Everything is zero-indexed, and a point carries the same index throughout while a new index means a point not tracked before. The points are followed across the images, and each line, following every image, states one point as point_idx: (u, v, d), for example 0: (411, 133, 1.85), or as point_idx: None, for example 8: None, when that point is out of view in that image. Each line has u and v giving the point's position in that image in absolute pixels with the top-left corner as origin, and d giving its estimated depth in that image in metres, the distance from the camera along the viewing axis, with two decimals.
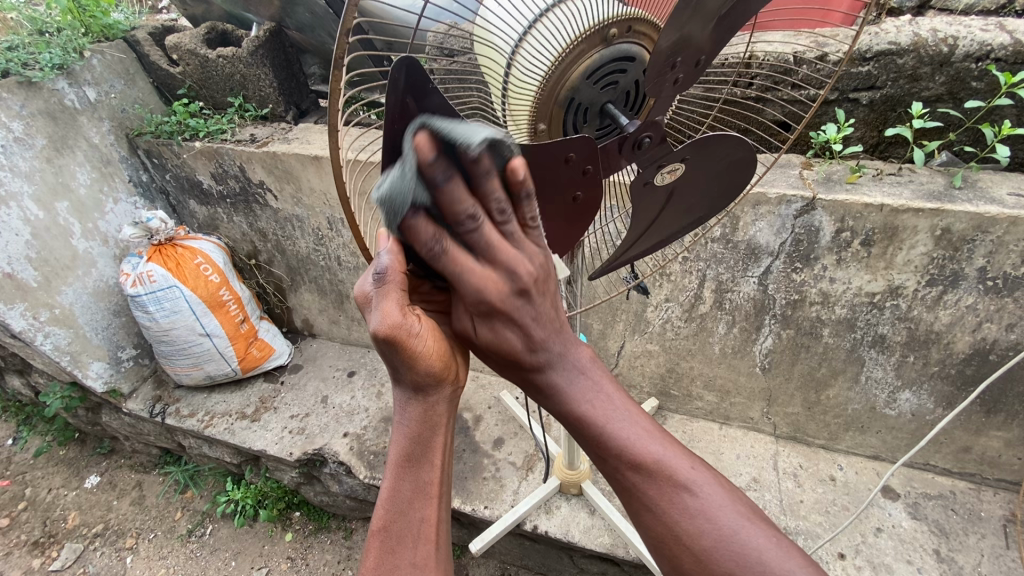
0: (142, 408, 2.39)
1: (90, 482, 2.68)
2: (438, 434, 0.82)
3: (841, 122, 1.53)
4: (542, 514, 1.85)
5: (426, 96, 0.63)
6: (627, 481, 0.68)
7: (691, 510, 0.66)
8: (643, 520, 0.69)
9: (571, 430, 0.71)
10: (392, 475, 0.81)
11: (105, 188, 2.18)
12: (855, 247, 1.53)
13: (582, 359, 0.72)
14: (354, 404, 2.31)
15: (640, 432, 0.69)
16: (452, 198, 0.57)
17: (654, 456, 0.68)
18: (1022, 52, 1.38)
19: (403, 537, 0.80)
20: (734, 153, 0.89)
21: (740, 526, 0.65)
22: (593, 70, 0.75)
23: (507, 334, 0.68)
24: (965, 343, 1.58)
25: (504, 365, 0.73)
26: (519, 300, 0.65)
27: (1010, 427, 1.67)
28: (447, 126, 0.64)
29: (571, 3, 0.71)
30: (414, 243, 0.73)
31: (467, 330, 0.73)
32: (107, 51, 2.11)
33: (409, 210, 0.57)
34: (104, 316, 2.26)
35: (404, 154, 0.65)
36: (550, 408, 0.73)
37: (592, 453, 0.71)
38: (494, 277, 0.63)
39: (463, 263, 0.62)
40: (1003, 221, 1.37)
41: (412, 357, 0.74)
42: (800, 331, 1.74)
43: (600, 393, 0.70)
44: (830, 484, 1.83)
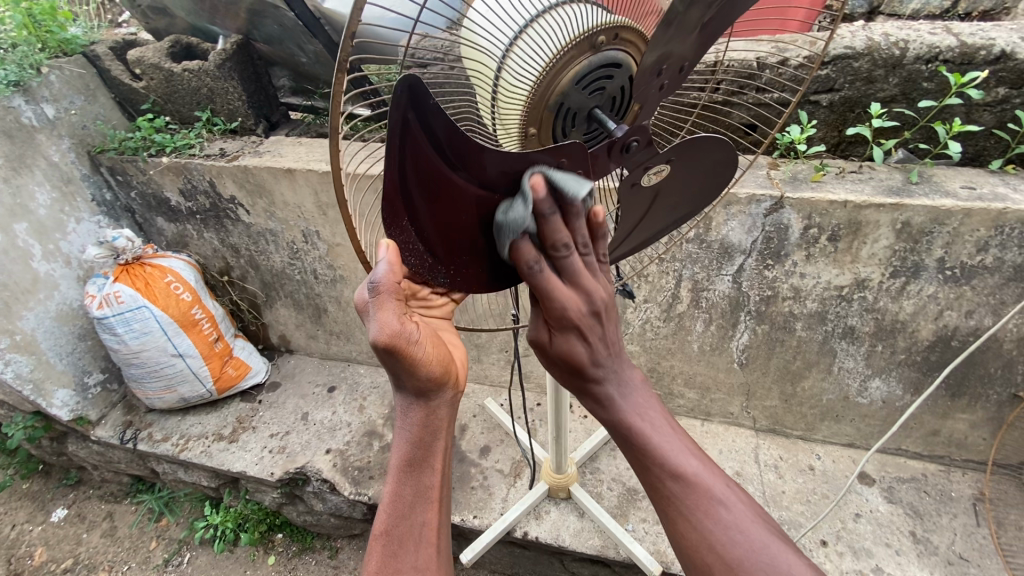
0: (112, 434, 2.30)
1: (57, 516, 2.56)
2: (438, 438, 0.82)
3: (804, 123, 1.59)
4: (532, 520, 1.85)
5: (426, 108, 0.62)
6: (665, 490, 0.73)
7: (726, 523, 0.71)
8: (677, 528, 0.73)
9: (618, 440, 0.76)
10: (393, 480, 0.82)
11: (66, 208, 2.11)
12: (822, 243, 1.59)
13: (634, 378, 0.78)
14: (336, 419, 2.26)
15: (681, 447, 0.75)
16: (552, 228, 0.64)
17: (694, 469, 0.73)
18: (968, 54, 1.46)
19: (405, 542, 0.80)
20: (718, 154, 0.92)
21: (769, 540, 0.71)
22: (582, 76, 0.77)
23: (577, 344, 0.72)
24: (929, 330, 1.65)
25: (568, 377, 0.77)
26: (592, 319, 0.71)
27: (973, 409, 1.75)
28: (445, 137, 0.65)
29: (560, 10, 0.72)
30: (412, 252, 0.74)
31: (539, 341, 0.75)
32: (66, 67, 2.05)
33: (518, 233, 0.66)
34: (69, 340, 2.17)
35: (405, 170, 0.66)
36: (603, 419, 0.77)
37: (635, 464, 0.76)
38: (575, 299, 0.69)
39: (552, 279, 0.68)
40: (959, 213, 1.45)
41: (412, 366, 0.74)
42: (774, 326, 1.79)
43: (648, 411, 0.76)
44: (810, 474, 1.89)
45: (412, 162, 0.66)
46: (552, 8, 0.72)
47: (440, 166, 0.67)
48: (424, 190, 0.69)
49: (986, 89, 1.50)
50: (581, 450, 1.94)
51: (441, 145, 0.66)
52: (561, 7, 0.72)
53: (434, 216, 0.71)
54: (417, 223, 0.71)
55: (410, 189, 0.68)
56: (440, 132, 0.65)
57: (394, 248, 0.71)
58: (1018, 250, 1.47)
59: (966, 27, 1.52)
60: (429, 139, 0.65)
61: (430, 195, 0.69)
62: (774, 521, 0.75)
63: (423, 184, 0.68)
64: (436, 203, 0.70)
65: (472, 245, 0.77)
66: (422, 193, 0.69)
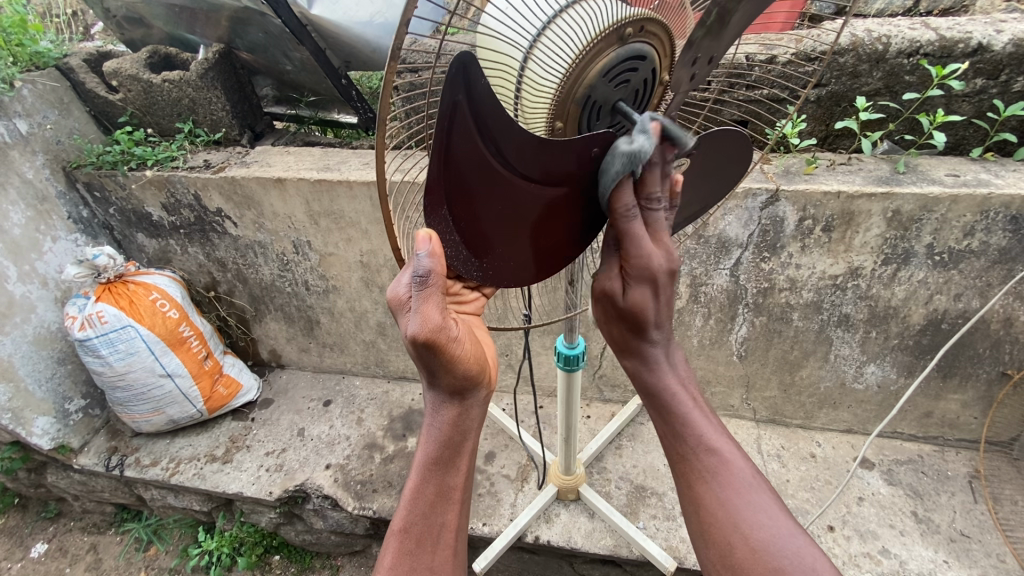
0: (97, 462, 2.20)
1: (37, 552, 2.44)
2: (466, 441, 0.83)
3: (794, 118, 1.63)
4: (542, 524, 1.83)
5: (480, 91, 0.63)
6: (698, 460, 0.88)
7: (751, 502, 0.85)
8: (702, 498, 0.87)
9: (659, 408, 0.93)
10: (417, 473, 0.82)
11: (41, 227, 2.02)
12: (817, 234, 1.63)
13: (677, 355, 0.95)
14: (334, 434, 2.21)
15: (716, 429, 0.91)
16: (651, 177, 0.73)
17: (724, 450, 0.89)
18: (947, 47, 1.52)
19: (424, 542, 0.81)
20: (735, 146, 0.93)
21: (791, 530, 0.83)
22: (609, 68, 0.76)
23: (648, 299, 0.83)
24: (920, 314, 1.71)
25: (626, 335, 0.91)
26: (666, 276, 0.81)
27: (964, 389, 1.81)
28: (491, 121, 0.65)
29: (587, 2, 0.72)
30: (449, 244, 0.71)
31: (610, 291, 0.85)
32: (38, 80, 1.97)
33: (625, 174, 0.70)
34: (48, 365, 2.08)
35: (451, 153, 0.65)
36: (646, 384, 0.93)
37: (670, 433, 0.91)
38: (658, 253, 0.78)
39: (639, 228, 0.76)
40: (946, 200, 1.50)
41: (452, 361, 0.74)
42: (771, 317, 1.82)
43: (686, 383, 0.94)
44: (812, 461, 1.92)
45: (460, 147, 0.65)
46: (579, 0, 0.72)
47: (482, 152, 0.67)
48: (466, 178, 0.68)
49: (965, 80, 1.56)
50: (588, 450, 1.94)
51: (484, 129, 0.66)
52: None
53: (473, 206, 0.70)
54: (455, 213, 0.70)
55: (454, 175, 0.67)
56: (489, 117, 0.65)
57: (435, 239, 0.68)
58: (1003, 233, 1.53)
59: (943, 21, 1.58)
60: (475, 122, 0.64)
61: (471, 182, 0.68)
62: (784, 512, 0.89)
63: (465, 171, 0.67)
64: (473, 193, 0.70)
65: (506, 237, 0.77)
66: (463, 180, 0.68)
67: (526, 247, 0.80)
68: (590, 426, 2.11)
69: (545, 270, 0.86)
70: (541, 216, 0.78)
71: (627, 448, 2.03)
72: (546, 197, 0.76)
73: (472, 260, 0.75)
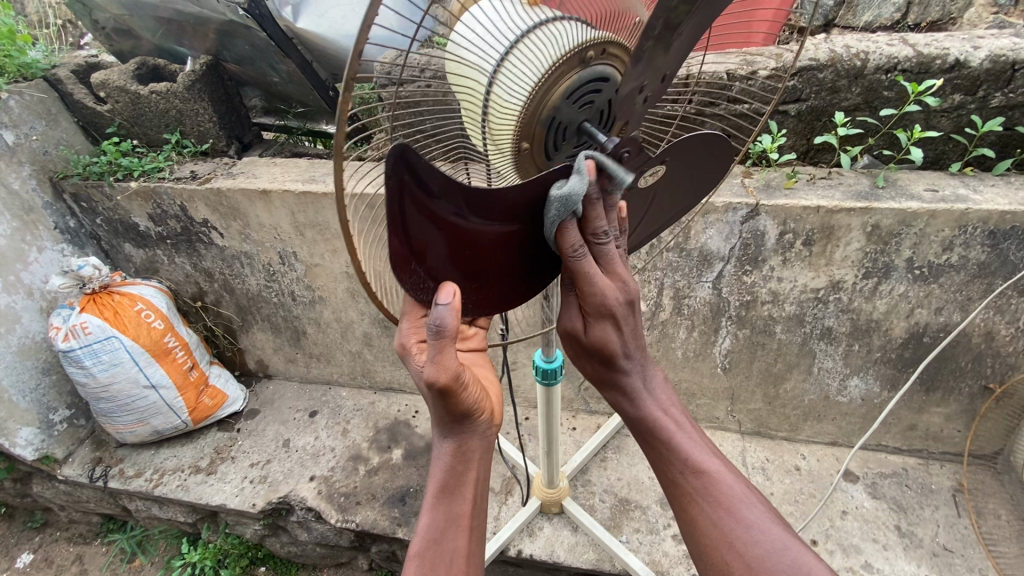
0: (81, 473, 2.19)
1: (22, 562, 2.43)
2: (470, 468, 0.90)
3: (774, 133, 1.64)
4: (525, 537, 1.82)
5: (422, 170, 0.63)
6: (687, 485, 0.89)
7: (745, 519, 0.85)
8: (697, 521, 0.88)
9: (646, 436, 0.93)
10: (429, 507, 0.90)
11: (27, 238, 2.02)
12: (798, 247, 1.63)
13: (658, 376, 0.96)
14: (319, 445, 2.20)
15: (701, 449, 0.92)
16: (594, 214, 0.75)
17: (712, 469, 0.90)
18: (924, 64, 1.53)
19: (438, 564, 0.85)
20: (714, 148, 0.90)
21: (787, 541, 0.83)
22: (573, 91, 0.77)
23: (610, 333, 0.84)
24: (901, 328, 1.71)
25: (600, 366, 0.91)
26: (627, 308, 0.82)
27: (947, 402, 1.81)
28: (440, 188, 0.66)
29: (548, 26, 0.72)
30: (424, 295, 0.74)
31: (574, 329, 0.87)
32: (26, 91, 1.98)
33: (569, 213, 0.72)
34: (32, 376, 2.07)
35: (411, 227, 0.66)
36: (630, 414, 0.93)
37: (659, 460, 0.92)
38: (613, 287, 0.80)
39: (590, 264, 0.77)
40: (924, 215, 1.51)
41: (456, 403, 0.81)
42: (754, 330, 1.82)
43: (668, 407, 0.94)
44: (796, 474, 1.91)
45: (417, 219, 0.66)
46: (542, 23, 0.72)
47: (439, 215, 0.68)
48: (429, 240, 0.69)
49: (943, 95, 1.57)
50: (572, 463, 1.93)
51: (436, 197, 0.66)
52: (550, 23, 0.72)
53: (441, 261, 0.72)
54: (427, 269, 0.71)
55: (417, 242, 0.68)
56: (436, 186, 0.65)
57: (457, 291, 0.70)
58: (981, 248, 1.53)
59: (921, 37, 1.60)
60: (427, 193, 0.65)
61: (435, 242, 0.70)
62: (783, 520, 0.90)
63: (427, 237, 0.68)
64: (439, 250, 0.71)
65: (479, 275, 0.79)
66: (427, 243, 0.69)
67: (503, 277, 0.82)
68: (575, 437, 2.10)
69: (522, 293, 0.88)
70: (513, 249, 0.80)
71: (612, 460, 2.02)
72: (515, 233, 0.77)
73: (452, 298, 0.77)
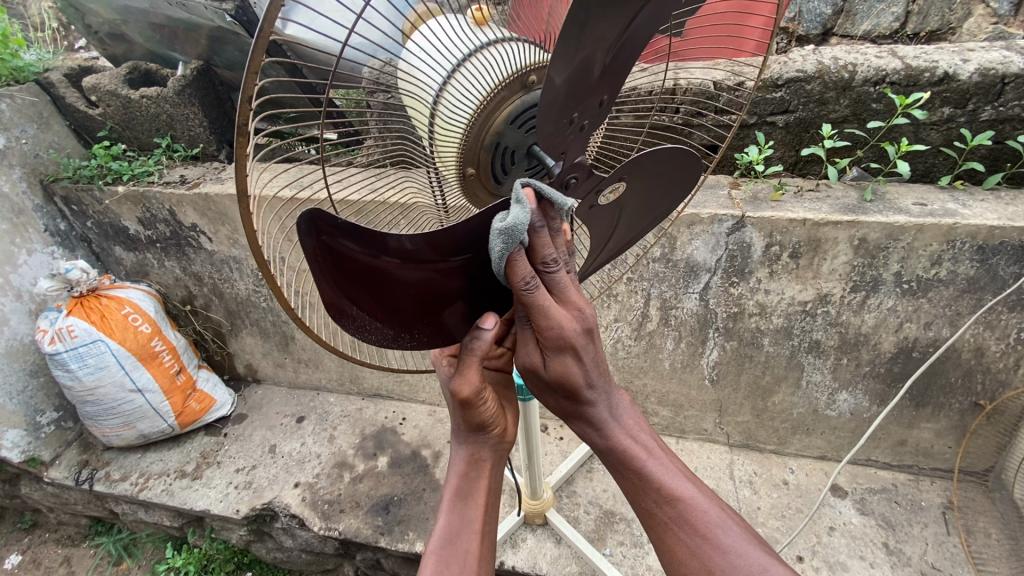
0: (67, 475, 2.19)
1: (10, 563, 2.44)
2: (481, 478, 0.96)
3: (761, 144, 1.63)
4: (508, 548, 1.80)
5: (341, 229, 0.66)
6: (662, 515, 0.85)
7: (723, 546, 0.82)
8: (677, 551, 0.84)
9: (616, 465, 0.88)
10: (445, 511, 0.95)
11: (16, 240, 2.03)
12: (784, 260, 1.62)
13: (622, 399, 0.90)
14: (305, 451, 2.19)
15: (675, 475, 0.87)
16: (542, 242, 0.74)
17: (687, 495, 0.86)
18: (912, 76, 1.52)
19: (451, 564, 0.90)
20: (673, 158, 0.87)
21: (767, 564, 0.81)
22: (515, 115, 0.77)
23: (572, 365, 0.80)
24: (890, 342, 1.69)
25: (563, 399, 0.86)
26: (585, 337, 0.79)
27: (937, 418, 1.78)
28: (365, 239, 0.68)
29: (487, 52, 0.72)
30: (373, 329, 0.79)
31: (531, 365, 0.83)
32: (17, 95, 1.98)
33: (517, 246, 0.70)
34: (20, 378, 2.07)
35: (340, 273, 0.70)
36: (599, 445, 0.89)
37: (631, 492, 0.88)
38: (570, 318, 0.77)
39: (543, 295, 0.74)
40: (911, 229, 1.49)
41: (472, 415, 0.92)
42: (742, 342, 1.80)
43: (639, 434, 0.89)
44: (784, 488, 1.89)
45: (344, 269, 0.70)
46: (479, 50, 0.73)
47: (369, 261, 0.71)
48: (362, 284, 0.73)
49: (932, 108, 1.56)
50: (557, 473, 1.91)
51: (364, 244, 0.68)
52: (487, 49, 0.73)
53: (383, 300, 0.76)
54: (364, 310, 0.76)
55: (351, 286, 0.72)
56: (359, 240, 0.68)
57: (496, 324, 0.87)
58: (970, 263, 1.51)
59: (910, 50, 1.58)
60: (351, 244, 0.68)
61: (370, 287, 0.74)
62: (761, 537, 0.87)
63: (358, 283, 0.73)
64: (378, 290, 0.75)
65: (428, 314, 0.81)
66: (360, 287, 0.73)
67: (453, 313, 0.84)
68: (562, 447, 2.08)
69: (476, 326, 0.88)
70: (458, 289, 0.80)
71: (598, 471, 2.00)
72: (458, 275, 0.78)
73: (399, 333, 0.81)
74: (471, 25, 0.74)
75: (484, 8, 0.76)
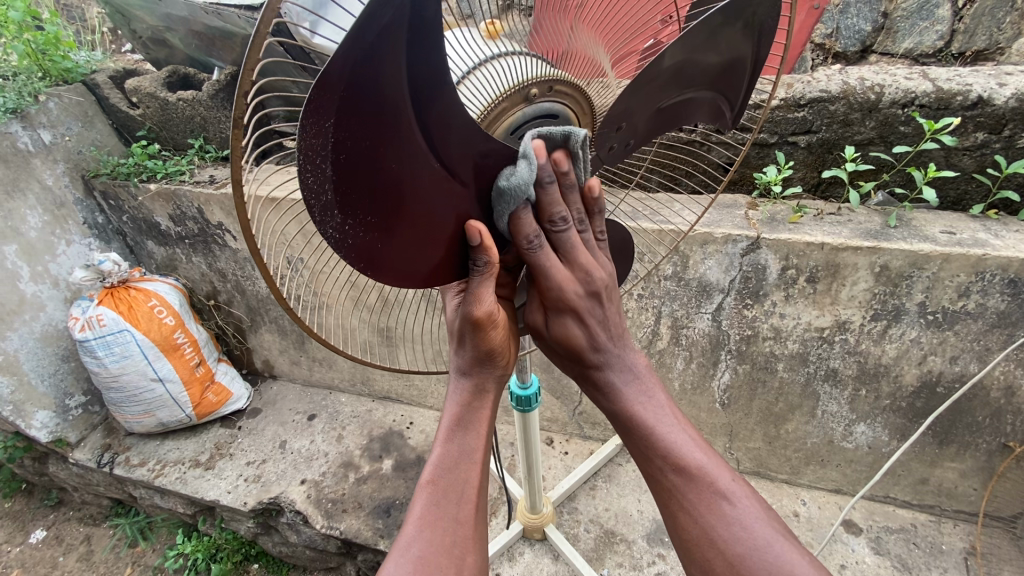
0: (90, 458, 2.28)
1: (35, 538, 2.56)
2: (485, 407, 0.83)
3: (781, 164, 1.61)
4: (505, 561, 1.79)
5: (428, 19, 0.53)
6: (668, 482, 0.81)
7: (730, 517, 0.77)
8: (679, 520, 0.80)
9: (622, 427, 0.86)
10: (441, 440, 0.82)
11: (57, 231, 2.14)
12: (801, 284, 1.57)
13: (637, 362, 0.88)
14: (314, 449, 2.24)
15: (686, 442, 0.83)
16: (550, 197, 0.73)
17: (696, 462, 0.81)
18: (943, 99, 1.47)
19: (450, 491, 0.78)
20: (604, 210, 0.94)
21: (775, 541, 0.76)
22: (517, 127, 0.76)
23: (574, 328, 0.83)
24: (913, 375, 1.61)
25: (571, 361, 0.88)
26: (590, 300, 0.81)
27: (963, 457, 1.69)
28: (425, 61, 0.55)
29: (488, 65, 0.72)
30: (316, 172, 0.54)
31: (537, 325, 0.88)
32: (64, 95, 2.11)
33: (522, 202, 0.69)
34: (52, 362, 2.18)
35: (367, 65, 0.51)
36: (605, 405, 0.88)
37: (638, 453, 0.85)
38: (573, 279, 0.78)
39: (548, 256, 0.76)
40: (937, 258, 1.42)
41: (483, 339, 0.77)
42: (755, 366, 1.75)
43: (651, 398, 0.86)
44: (794, 521, 1.82)
45: (377, 61, 0.52)
46: (481, 64, 0.72)
47: (397, 90, 0.55)
48: (369, 103, 0.54)
49: (964, 133, 1.50)
50: (559, 488, 1.90)
51: (414, 64, 0.55)
52: (493, 61, 0.72)
53: (366, 157, 0.56)
54: (339, 142, 0.54)
55: (357, 95, 0.52)
56: (421, 52, 0.55)
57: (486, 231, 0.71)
58: (1001, 296, 1.43)
59: (944, 72, 1.53)
60: (409, 50, 0.54)
61: (373, 116, 0.54)
62: (776, 516, 0.81)
63: (368, 96, 0.53)
64: (367, 135, 0.55)
65: (396, 222, 0.62)
66: (359, 109, 0.53)
67: (420, 247, 0.66)
68: (566, 462, 2.06)
69: (445, 279, 0.73)
70: (441, 216, 0.66)
71: (601, 489, 1.97)
72: (447, 193, 0.65)
73: (334, 210, 0.56)
74: (474, 39, 0.73)
75: (497, 21, 0.75)
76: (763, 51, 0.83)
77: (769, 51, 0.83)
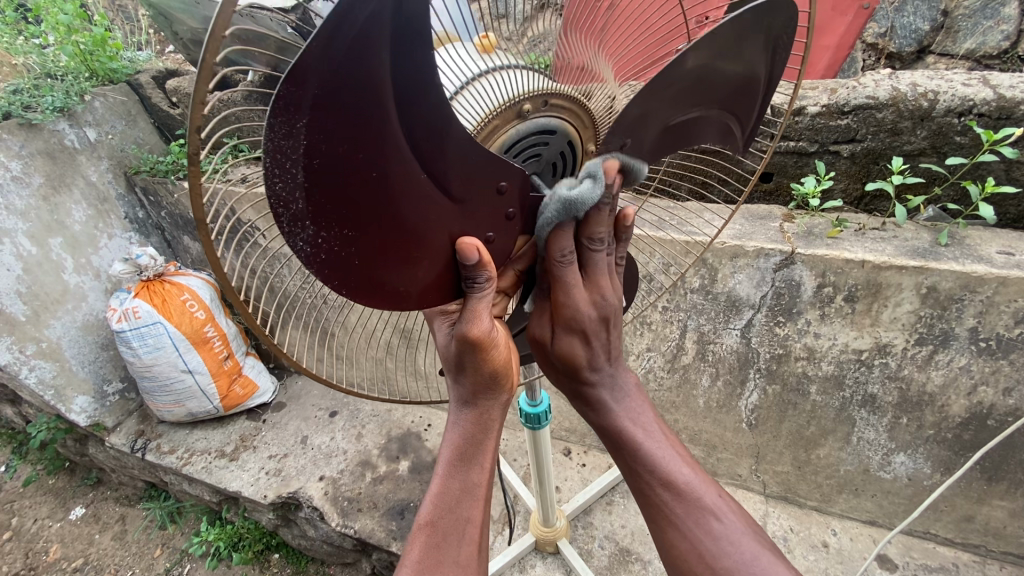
0: (124, 443, 2.36)
1: (75, 514, 2.69)
2: (490, 438, 0.80)
3: (821, 174, 1.52)
4: (516, 572, 1.77)
5: (416, 21, 0.51)
6: (656, 496, 0.86)
7: (716, 532, 0.83)
8: (669, 538, 0.85)
9: (612, 443, 0.89)
10: (441, 475, 0.80)
11: (100, 225, 2.24)
12: (839, 303, 1.47)
13: (628, 381, 0.90)
14: (333, 446, 2.26)
15: (673, 456, 0.87)
16: (596, 219, 0.72)
17: (684, 478, 0.86)
18: (1006, 108, 1.36)
19: (450, 534, 0.78)
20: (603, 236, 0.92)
21: (760, 553, 0.82)
22: (509, 146, 0.73)
23: (578, 347, 0.82)
24: (961, 406, 1.49)
25: (566, 379, 0.88)
26: (601, 324, 0.80)
27: (1014, 496, 1.55)
28: (411, 67, 0.53)
29: (472, 86, 0.68)
30: (288, 177, 0.52)
31: (541, 337, 0.84)
32: (109, 94, 2.20)
33: (573, 218, 0.69)
34: (92, 350, 2.28)
35: (343, 71, 0.49)
36: (595, 420, 0.89)
37: (627, 469, 0.89)
38: (592, 299, 0.77)
39: (577, 271, 0.75)
40: (992, 281, 1.31)
41: (483, 359, 0.74)
42: (786, 387, 1.66)
43: (640, 416, 0.89)
44: (823, 552, 1.73)
45: (357, 65, 0.49)
46: (466, 85, 0.67)
47: (379, 100, 0.52)
48: (350, 111, 0.51)
49: None
50: (574, 501, 1.86)
51: (398, 71, 0.52)
52: (485, 77, 0.68)
53: (346, 167, 0.53)
54: (314, 149, 0.51)
55: (334, 101, 0.50)
56: (411, 57, 0.52)
57: (483, 246, 0.68)
58: None
59: (1008, 78, 1.41)
60: (393, 54, 0.51)
61: (356, 123, 0.51)
62: (760, 528, 0.87)
63: (351, 99, 0.50)
64: (348, 146, 0.52)
65: (377, 238, 0.59)
66: (336, 118, 0.50)
67: (405, 264, 0.63)
68: (583, 474, 2.01)
69: (437, 300, 0.70)
70: (428, 231, 0.62)
71: (619, 505, 1.92)
72: (434, 206, 0.61)
73: (306, 220, 0.54)
74: (466, 54, 0.68)
75: (490, 34, 0.69)
76: (777, 70, 0.81)
77: (781, 71, 0.81)
